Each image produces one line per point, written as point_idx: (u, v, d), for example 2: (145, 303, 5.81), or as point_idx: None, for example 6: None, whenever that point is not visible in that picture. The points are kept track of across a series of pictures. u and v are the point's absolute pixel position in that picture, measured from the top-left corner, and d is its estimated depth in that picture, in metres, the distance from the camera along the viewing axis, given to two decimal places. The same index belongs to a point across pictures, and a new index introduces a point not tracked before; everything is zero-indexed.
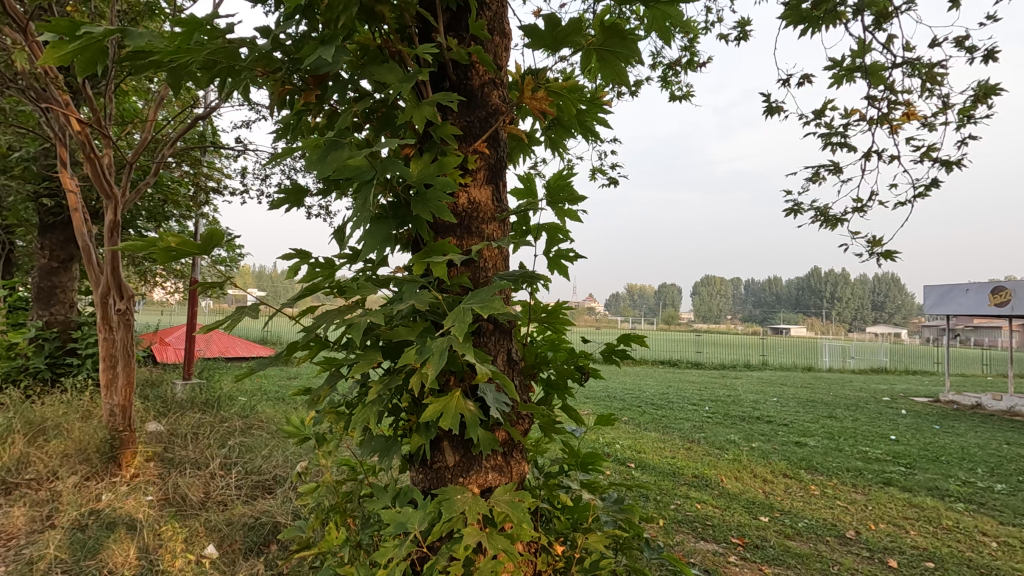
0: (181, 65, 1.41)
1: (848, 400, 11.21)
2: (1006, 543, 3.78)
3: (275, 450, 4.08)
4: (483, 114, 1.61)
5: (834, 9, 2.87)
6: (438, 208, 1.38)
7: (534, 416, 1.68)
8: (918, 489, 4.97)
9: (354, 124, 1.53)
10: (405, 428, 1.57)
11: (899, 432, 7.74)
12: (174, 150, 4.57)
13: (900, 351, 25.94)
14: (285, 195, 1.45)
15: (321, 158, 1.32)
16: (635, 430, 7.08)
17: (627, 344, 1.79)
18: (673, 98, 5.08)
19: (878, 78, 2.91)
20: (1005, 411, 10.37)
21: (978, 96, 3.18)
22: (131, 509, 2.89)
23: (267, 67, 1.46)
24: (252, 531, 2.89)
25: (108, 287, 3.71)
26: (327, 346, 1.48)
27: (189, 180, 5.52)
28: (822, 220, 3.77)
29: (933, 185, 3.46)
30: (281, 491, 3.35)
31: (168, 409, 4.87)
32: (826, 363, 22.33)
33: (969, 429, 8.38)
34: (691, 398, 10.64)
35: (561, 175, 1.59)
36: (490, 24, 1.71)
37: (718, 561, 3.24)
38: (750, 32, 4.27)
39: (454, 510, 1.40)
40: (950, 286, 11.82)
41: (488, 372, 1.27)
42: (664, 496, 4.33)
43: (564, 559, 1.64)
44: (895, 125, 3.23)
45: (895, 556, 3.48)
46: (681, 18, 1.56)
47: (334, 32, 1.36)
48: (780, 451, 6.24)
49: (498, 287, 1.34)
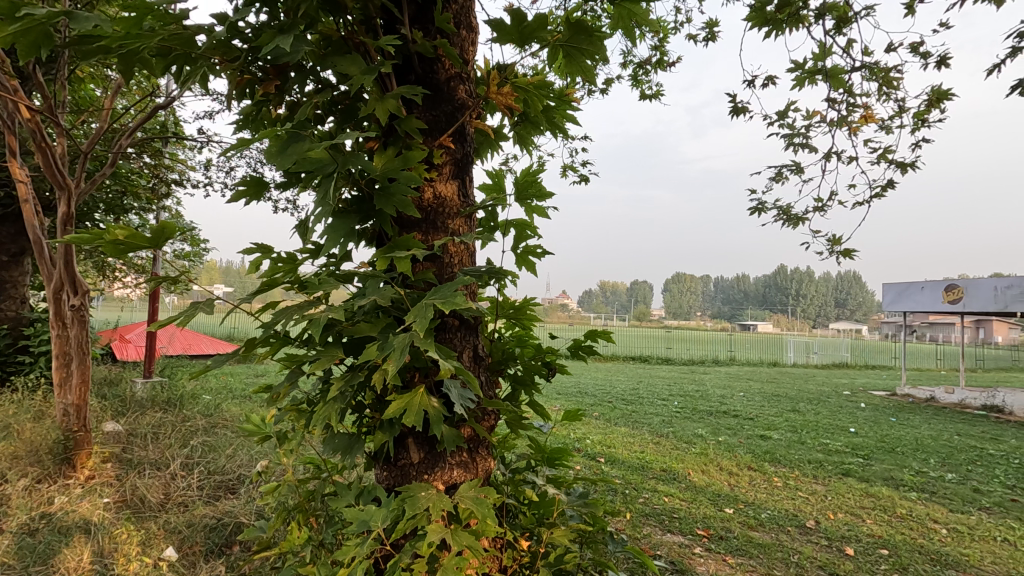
0: (132, 50, 1.36)
1: (811, 394, 11.55)
2: (955, 529, 3.96)
3: (239, 449, 4.00)
4: (449, 109, 1.60)
5: (797, 12, 2.95)
6: (401, 203, 1.36)
7: (499, 412, 1.69)
8: (874, 479, 5.17)
9: (316, 116, 1.49)
10: (369, 426, 1.54)
11: (857, 424, 8.01)
12: (132, 140, 4.38)
13: (861, 348, 26.80)
14: (245, 188, 1.42)
15: (282, 150, 1.30)
16: (605, 425, 7.16)
17: (593, 340, 1.80)
18: (642, 97, 5.14)
19: (837, 81, 3.00)
20: (956, 404, 10.83)
21: (931, 100, 3.30)
22: (84, 512, 2.79)
23: (225, 55, 1.41)
24: (213, 533, 2.81)
25: (61, 282, 3.56)
26: (288, 343, 1.45)
27: (149, 172, 5.33)
28: (784, 219, 3.86)
29: (888, 186, 3.59)
30: (245, 490, 3.28)
31: (126, 408, 4.71)
32: (791, 358, 22.95)
33: (923, 422, 8.71)
34: (660, 393, 10.80)
35: (529, 172, 1.59)
36: (456, 17, 1.69)
37: (683, 553, 3.29)
38: (717, 34, 4.35)
39: (418, 507, 1.38)
40: (908, 285, 12.24)
41: (451, 368, 1.26)
42: (633, 490, 4.40)
43: (529, 555, 1.63)
44: (854, 126, 3.33)
45: (852, 544, 3.60)
46: (646, 16, 1.57)
47: (294, 22, 1.32)
48: (745, 444, 6.39)
49: (460, 284, 1.33)
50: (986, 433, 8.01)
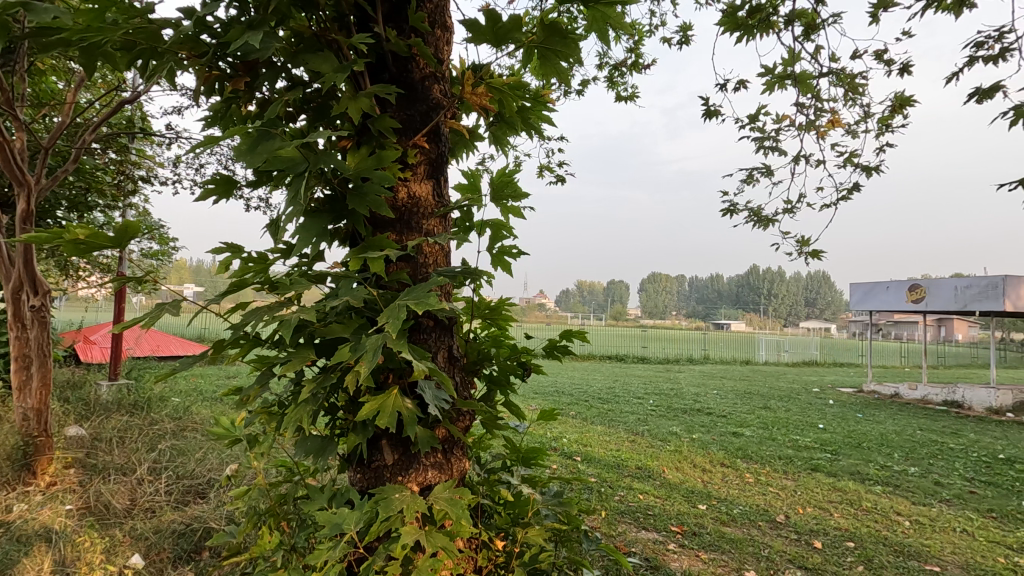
0: (94, 43, 1.32)
1: (781, 391, 11.82)
2: (917, 521, 4.10)
3: (209, 452, 3.91)
4: (424, 109, 1.59)
5: (767, 18, 3.01)
6: (375, 202, 1.35)
7: (474, 413, 1.69)
8: (841, 474, 5.31)
9: (288, 113, 1.47)
10: (342, 428, 1.52)
11: (826, 421, 8.23)
12: (96, 135, 4.24)
13: (830, 346, 27.48)
14: (213, 186, 1.38)
15: (251, 148, 1.27)
16: (581, 424, 7.21)
17: (569, 339, 1.81)
18: (618, 98, 5.19)
19: (806, 86, 3.07)
20: (920, 400, 11.21)
21: (895, 106, 3.40)
22: (44, 520, 2.70)
23: (192, 50, 1.37)
24: (182, 539, 2.74)
25: (21, 281, 3.44)
26: (259, 344, 1.42)
27: (114, 168, 5.16)
28: (755, 220, 3.94)
29: (854, 189, 3.70)
30: (215, 495, 3.21)
31: (90, 412, 4.57)
32: (763, 356, 23.47)
33: (888, 417, 8.99)
34: (636, 392, 10.91)
35: (505, 172, 1.60)
36: (431, 16, 1.68)
37: (658, 550, 3.33)
38: (691, 38, 4.42)
39: (391, 509, 1.38)
40: (874, 285, 12.60)
41: (426, 369, 1.25)
42: (608, 488, 4.44)
43: (504, 555, 1.63)
44: (822, 130, 3.41)
45: (820, 537, 3.70)
46: (621, 19, 1.58)
47: (264, 17, 1.30)
48: (718, 441, 6.50)
49: (434, 284, 1.33)
50: (946, 427, 8.31)
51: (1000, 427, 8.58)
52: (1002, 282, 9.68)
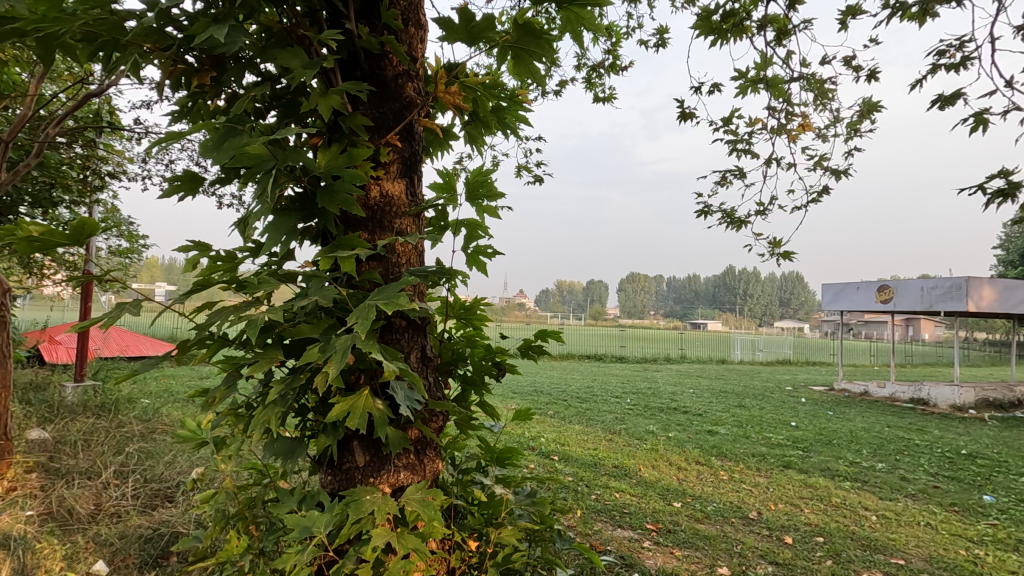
0: (52, 33, 1.27)
1: (755, 390, 12.07)
2: (883, 516, 4.21)
3: (179, 455, 3.82)
4: (397, 106, 1.58)
5: (741, 22, 3.06)
6: (345, 201, 1.32)
7: (447, 414, 1.68)
8: (812, 470, 5.43)
9: (256, 109, 1.43)
10: (312, 429, 1.50)
11: (797, 418, 8.41)
12: (60, 128, 4.11)
13: (803, 344, 28.07)
14: (178, 182, 1.34)
15: (218, 144, 1.25)
16: (559, 423, 7.24)
17: (543, 339, 1.80)
18: (596, 99, 5.23)
19: (778, 90, 3.13)
20: (887, 397, 11.53)
21: (862, 112, 3.49)
22: (4, 526, 2.61)
23: (157, 43, 1.33)
24: (148, 544, 2.67)
25: None
26: (226, 344, 1.40)
27: (81, 163, 5.01)
28: (728, 222, 4.00)
29: (824, 192, 3.78)
30: (184, 498, 3.14)
31: (54, 414, 4.43)
32: (737, 355, 23.94)
33: (857, 414, 9.22)
34: (614, 391, 11.02)
35: (480, 171, 1.59)
36: (404, 14, 1.67)
37: (632, 547, 3.37)
38: (668, 41, 4.47)
39: (363, 511, 1.36)
40: (845, 286, 12.91)
41: (397, 369, 1.23)
42: (585, 487, 4.46)
43: (478, 555, 1.63)
44: (792, 134, 3.48)
45: (791, 533, 3.78)
46: (594, 21, 1.59)
47: (230, 11, 1.27)
48: (694, 439, 6.60)
49: (405, 284, 1.31)
50: (912, 424, 8.55)
51: (962, 423, 8.88)
52: (965, 283, 10.01)
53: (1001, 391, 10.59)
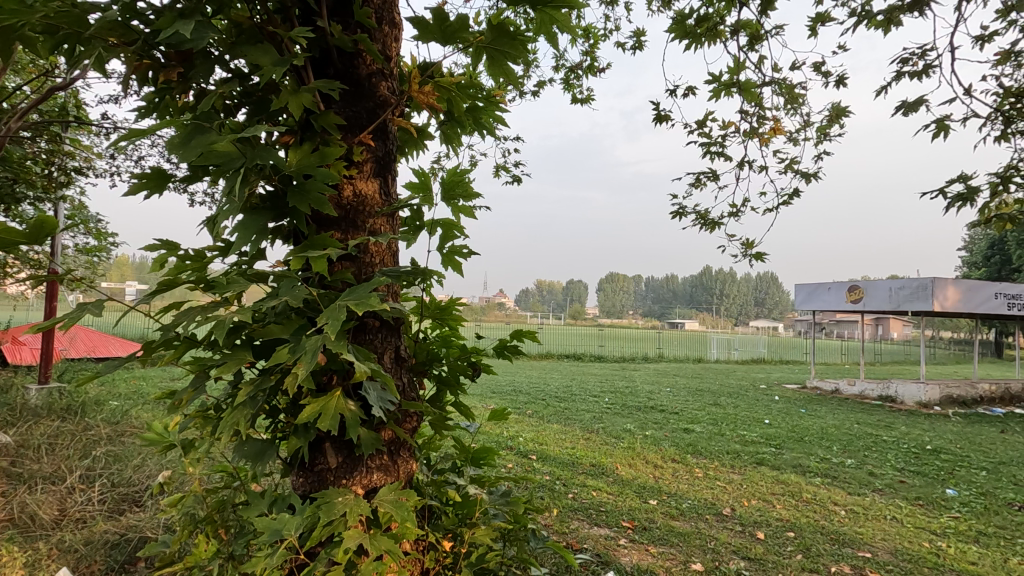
0: (11, 26, 1.24)
1: (730, 388, 12.27)
2: (852, 510, 4.32)
3: (148, 458, 3.74)
4: (371, 105, 1.57)
5: (715, 27, 3.12)
6: (317, 200, 1.31)
7: (422, 414, 1.68)
8: (784, 467, 5.55)
9: (225, 106, 1.41)
10: (283, 431, 1.48)
11: (771, 416, 8.57)
12: (23, 122, 3.97)
13: (777, 343, 28.61)
14: (143, 180, 1.31)
15: (185, 141, 1.22)
16: (538, 423, 7.26)
17: (518, 339, 1.81)
18: (574, 101, 5.27)
19: (750, 94, 3.19)
20: (857, 395, 11.83)
21: (831, 116, 3.57)
22: None
23: (123, 36, 1.30)
24: (115, 549, 2.60)
25: None
26: (195, 345, 1.37)
27: (45, 158, 4.85)
28: (702, 223, 4.06)
29: (795, 194, 3.86)
30: (153, 502, 3.07)
31: (16, 418, 4.28)
32: (714, 355, 24.32)
33: (828, 412, 9.45)
34: (592, 390, 11.10)
35: (455, 171, 1.59)
36: (378, 13, 1.66)
37: (608, 546, 3.39)
38: (645, 44, 4.52)
39: (334, 513, 1.35)
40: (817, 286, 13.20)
41: (368, 370, 1.22)
42: (562, 486, 4.49)
43: (452, 555, 1.63)
44: (764, 137, 3.54)
45: (763, 528, 3.85)
46: (568, 23, 1.60)
47: (197, 6, 1.25)
48: (670, 437, 6.68)
49: (377, 284, 1.30)
50: (880, 421, 8.78)
51: (928, 419, 9.14)
52: (931, 283, 10.32)
53: (964, 388, 10.95)
